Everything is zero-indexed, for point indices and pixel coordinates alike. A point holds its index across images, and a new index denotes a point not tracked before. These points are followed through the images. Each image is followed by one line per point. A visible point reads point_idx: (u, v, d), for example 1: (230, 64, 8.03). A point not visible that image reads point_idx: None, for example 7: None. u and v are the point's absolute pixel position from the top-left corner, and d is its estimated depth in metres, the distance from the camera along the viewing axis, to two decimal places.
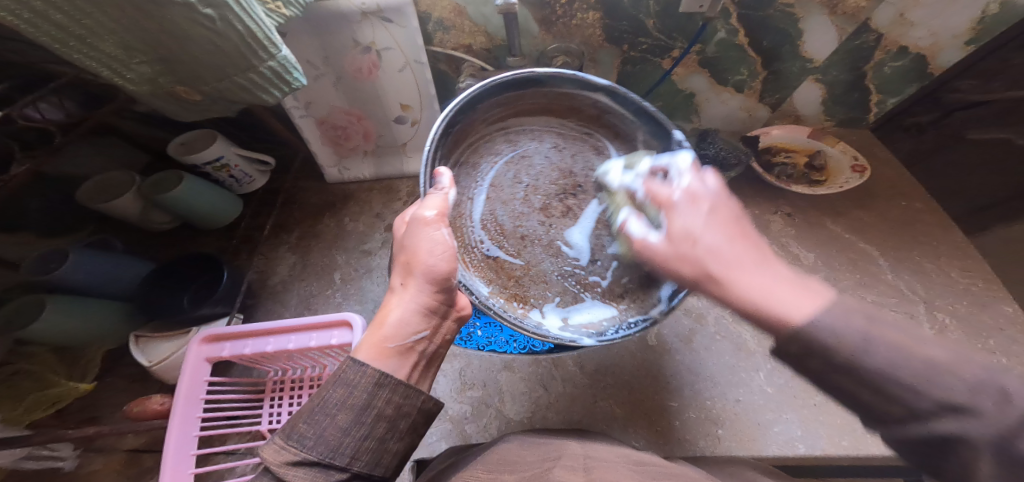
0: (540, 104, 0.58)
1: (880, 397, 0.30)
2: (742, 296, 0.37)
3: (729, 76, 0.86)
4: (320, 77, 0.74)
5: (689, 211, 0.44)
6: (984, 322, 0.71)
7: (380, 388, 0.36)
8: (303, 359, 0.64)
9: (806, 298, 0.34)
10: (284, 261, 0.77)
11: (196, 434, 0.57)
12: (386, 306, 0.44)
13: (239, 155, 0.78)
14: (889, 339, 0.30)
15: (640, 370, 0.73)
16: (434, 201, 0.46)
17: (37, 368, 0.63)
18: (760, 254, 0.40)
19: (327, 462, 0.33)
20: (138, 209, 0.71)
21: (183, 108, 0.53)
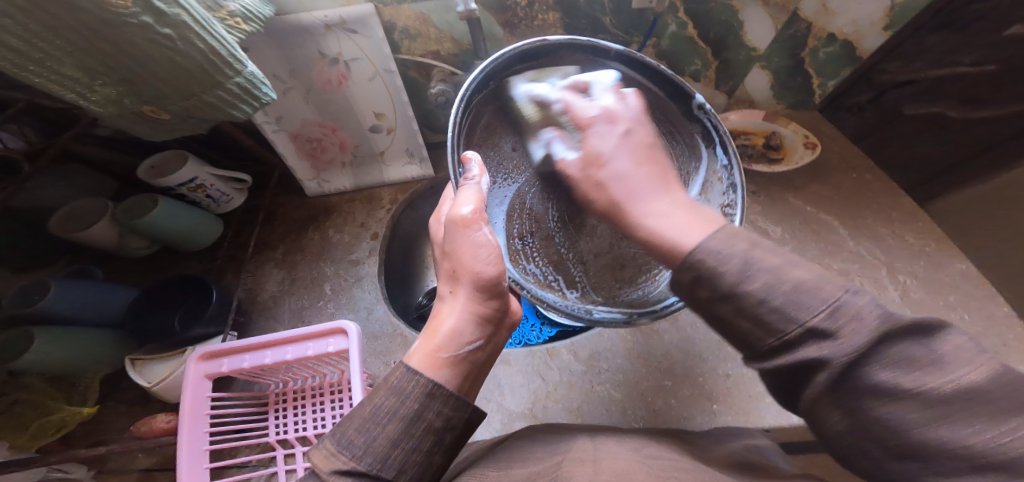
0: (551, 78, 0.55)
1: (756, 325, 0.33)
2: (631, 222, 0.42)
3: (684, 66, 0.92)
4: (288, 91, 0.75)
5: (605, 130, 0.46)
6: (941, 280, 0.78)
7: (432, 398, 0.38)
8: (302, 369, 0.64)
9: (698, 228, 0.38)
10: (272, 277, 0.76)
11: (207, 448, 0.56)
12: (438, 315, 0.45)
13: (213, 174, 0.76)
14: (824, 291, 0.31)
15: (633, 353, 0.76)
16: (468, 195, 0.46)
17: (34, 397, 0.59)
18: (664, 182, 0.43)
19: (374, 473, 0.35)
20: (113, 233, 0.68)
21: (150, 127, 0.52)
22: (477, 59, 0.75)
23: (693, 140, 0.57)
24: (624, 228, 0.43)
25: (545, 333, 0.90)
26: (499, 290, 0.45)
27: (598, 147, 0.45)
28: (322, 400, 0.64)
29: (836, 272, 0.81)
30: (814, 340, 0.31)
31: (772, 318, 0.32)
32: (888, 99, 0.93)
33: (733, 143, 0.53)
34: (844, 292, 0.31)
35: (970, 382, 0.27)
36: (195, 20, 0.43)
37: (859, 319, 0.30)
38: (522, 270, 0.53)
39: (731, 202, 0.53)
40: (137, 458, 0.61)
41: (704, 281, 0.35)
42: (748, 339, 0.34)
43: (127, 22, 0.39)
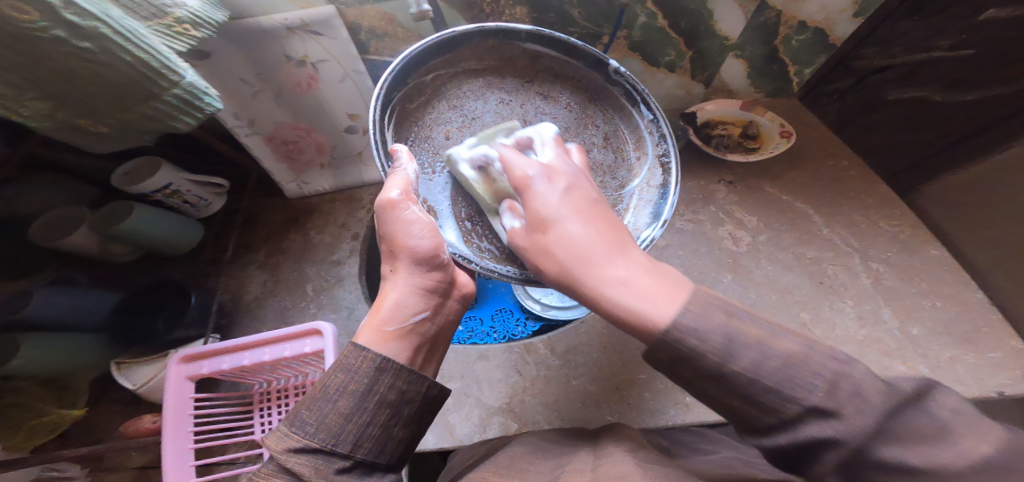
0: (475, 64, 0.61)
1: (756, 407, 0.33)
2: (592, 290, 0.40)
3: (659, 57, 0.91)
4: (256, 94, 0.74)
5: (547, 190, 0.46)
6: (913, 267, 0.79)
7: (382, 372, 0.41)
8: (285, 370, 0.68)
9: (666, 300, 0.36)
10: (255, 279, 0.78)
11: (192, 447, 0.60)
12: (384, 294, 0.51)
13: (190, 180, 0.78)
14: (743, 336, 0.33)
15: (608, 347, 0.79)
16: (398, 180, 0.49)
17: (25, 401, 0.63)
18: (618, 243, 0.42)
19: (329, 450, 0.37)
20: (94, 238, 0.71)
21: (94, 139, 0.54)
22: None
23: (615, 103, 0.64)
24: (580, 297, 0.41)
25: (530, 327, 0.91)
26: (439, 264, 0.51)
27: (541, 208, 0.45)
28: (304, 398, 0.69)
29: (808, 261, 0.82)
30: (815, 419, 0.31)
31: (775, 400, 0.32)
32: (868, 85, 0.92)
33: (651, 98, 0.60)
34: (833, 361, 0.32)
35: (984, 455, 0.28)
36: (119, 32, 0.44)
37: (859, 396, 0.31)
38: (474, 249, 0.55)
39: (665, 151, 0.59)
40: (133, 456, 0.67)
41: (685, 362, 0.34)
42: (745, 418, 0.34)
43: (40, 37, 0.40)
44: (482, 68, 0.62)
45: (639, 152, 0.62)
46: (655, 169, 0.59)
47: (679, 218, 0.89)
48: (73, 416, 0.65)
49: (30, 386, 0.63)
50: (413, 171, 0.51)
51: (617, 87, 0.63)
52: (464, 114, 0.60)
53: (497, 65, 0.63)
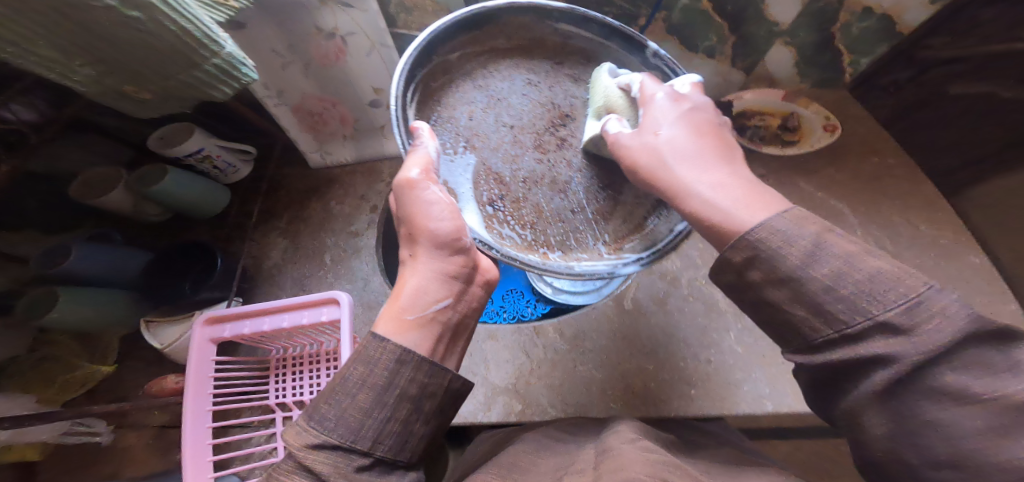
0: (500, 43, 0.60)
1: (813, 314, 0.35)
2: (685, 194, 0.44)
3: (698, 42, 0.87)
4: (287, 65, 0.75)
5: (670, 109, 0.49)
6: (947, 273, 0.75)
7: (402, 365, 0.40)
8: (301, 337, 0.70)
9: (755, 209, 0.40)
10: (275, 245, 0.81)
11: (211, 409, 0.62)
12: (403, 279, 0.49)
13: (220, 145, 0.80)
14: (841, 250, 0.35)
15: (618, 335, 0.78)
16: (418, 158, 0.47)
17: (62, 353, 0.70)
18: (722, 165, 0.45)
19: (349, 445, 0.37)
20: (125, 198, 0.74)
21: (135, 103, 0.57)
22: None
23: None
24: (670, 199, 0.46)
25: (539, 309, 0.93)
26: (462, 249, 0.48)
27: (655, 118, 0.48)
28: (317, 368, 0.71)
29: None
30: (882, 334, 0.32)
31: (841, 309, 0.34)
32: (930, 78, 0.85)
33: (696, 82, 0.55)
34: (927, 288, 0.32)
35: None
36: (167, 2, 0.43)
37: (945, 316, 0.31)
38: (497, 236, 0.51)
39: None
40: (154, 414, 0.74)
41: (760, 262, 0.37)
42: (801, 329, 0.37)
43: (94, 6, 0.40)
44: (509, 48, 0.60)
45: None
46: None
47: None
48: (103, 373, 0.71)
49: (66, 341, 0.71)
50: (434, 150, 0.49)
51: (656, 70, 0.58)
52: (489, 94, 0.57)
53: (523, 46, 0.60)
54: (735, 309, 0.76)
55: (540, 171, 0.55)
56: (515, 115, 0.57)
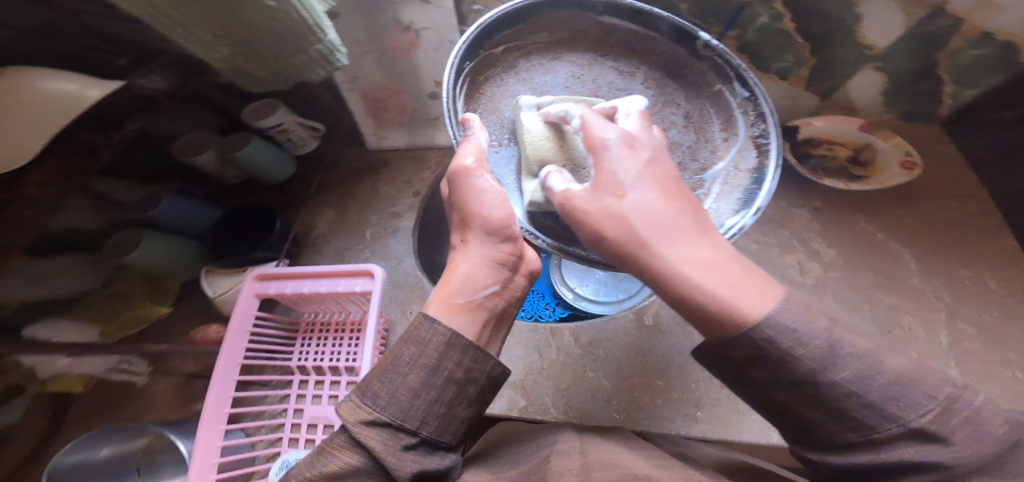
0: (546, 37, 0.62)
1: (833, 418, 0.34)
2: (665, 268, 0.41)
3: (772, 62, 0.83)
4: (364, 54, 0.81)
5: (618, 156, 0.47)
6: (1010, 334, 0.69)
7: (451, 348, 0.44)
8: (332, 305, 0.77)
9: (750, 295, 0.37)
10: (324, 216, 0.88)
11: (240, 362, 0.68)
12: (454, 263, 0.54)
13: (298, 122, 0.90)
14: (850, 348, 0.34)
15: (632, 348, 0.77)
16: (470, 148, 0.53)
17: (127, 290, 0.77)
18: (691, 224, 0.43)
19: (398, 424, 0.41)
20: (215, 164, 0.87)
21: (249, 77, 0.68)
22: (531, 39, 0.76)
23: (701, 80, 0.62)
24: (643, 272, 0.43)
25: (557, 312, 0.93)
26: (510, 238, 0.53)
27: (616, 177, 0.46)
28: (340, 335, 0.77)
29: (882, 307, 0.73)
30: (911, 441, 0.32)
31: (869, 416, 0.33)
32: None
33: (749, 71, 0.57)
34: (951, 387, 0.33)
35: None
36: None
37: (975, 424, 0.31)
38: (538, 224, 0.57)
39: (763, 131, 0.57)
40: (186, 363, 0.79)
41: (768, 360, 0.35)
42: (822, 432, 0.35)
43: None
44: (552, 42, 0.63)
45: (727, 133, 0.60)
46: (748, 151, 0.57)
47: (745, 235, 0.83)
48: (159, 313, 0.80)
49: (134, 279, 0.78)
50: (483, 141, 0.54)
51: (705, 59, 0.60)
52: (532, 89, 0.61)
53: (568, 37, 0.63)
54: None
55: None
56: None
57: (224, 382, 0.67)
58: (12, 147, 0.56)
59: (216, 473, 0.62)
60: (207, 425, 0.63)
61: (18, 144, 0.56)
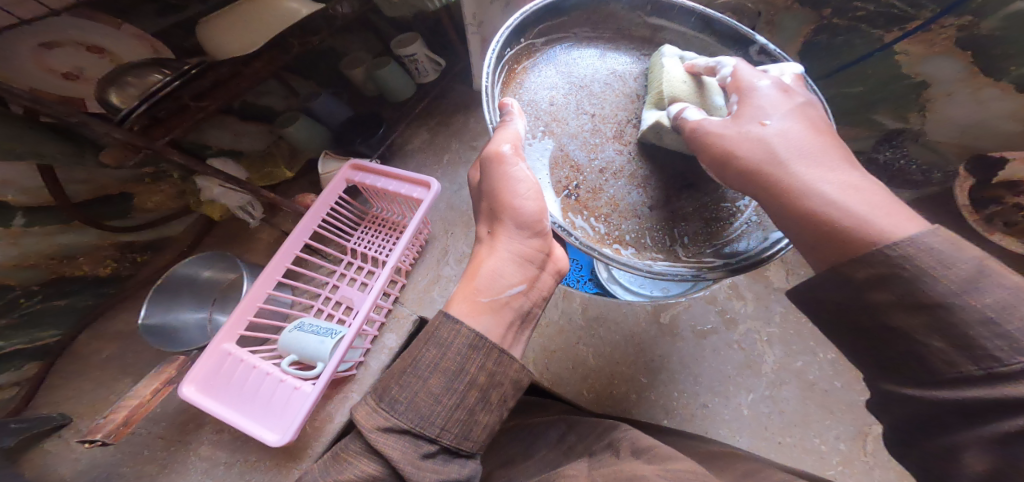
0: (588, 33, 0.59)
1: (954, 347, 0.29)
2: (802, 198, 0.37)
3: (1011, 66, 0.63)
4: (494, 1, 0.86)
5: (766, 93, 0.43)
6: None
7: (474, 351, 0.40)
8: (395, 207, 0.92)
9: (897, 219, 0.33)
10: (419, 136, 1.08)
11: (313, 228, 0.88)
12: (478, 256, 0.49)
13: (427, 55, 1.03)
14: (1004, 278, 0.28)
15: (634, 338, 0.74)
16: (510, 134, 0.47)
17: (278, 155, 1.06)
18: (836, 160, 0.38)
19: (417, 432, 0.37)
20: (362, 77, 1.05)
21: (392, 4, 1.01)
22: None
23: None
24: (774, 203, 0.39)
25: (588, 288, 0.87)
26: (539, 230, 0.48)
27: (762, 107, 0.42)
28: (393, 232, 0.94)
29: None
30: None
31: (1000, 347, 0.27)
32: None
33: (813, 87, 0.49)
34: None
35: None
36: None
37: None
38: (568, 224, 0.49)
39: None
40: (287, 223, 1.05)
41: (892, 282, 0.31)
42: (931, 364, 0.30)
43: None
44: (594, 37, 0.59)
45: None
46: None
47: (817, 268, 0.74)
48: (283, 175, 1.06)
49: (284, 148, 1.06)
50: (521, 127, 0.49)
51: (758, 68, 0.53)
52: (570, 79, 0.56)
53: (612, 37, 0.59)
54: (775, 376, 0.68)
55: (618, 163, 0.52)
56: (596, 104, 0.55)
57: (295, 241, 0.86)
58: (251, 38, 0.78)
59: (252, 316, 0.80)
60: (268, 274, 0.82)
61: (255, 37, 0.78)
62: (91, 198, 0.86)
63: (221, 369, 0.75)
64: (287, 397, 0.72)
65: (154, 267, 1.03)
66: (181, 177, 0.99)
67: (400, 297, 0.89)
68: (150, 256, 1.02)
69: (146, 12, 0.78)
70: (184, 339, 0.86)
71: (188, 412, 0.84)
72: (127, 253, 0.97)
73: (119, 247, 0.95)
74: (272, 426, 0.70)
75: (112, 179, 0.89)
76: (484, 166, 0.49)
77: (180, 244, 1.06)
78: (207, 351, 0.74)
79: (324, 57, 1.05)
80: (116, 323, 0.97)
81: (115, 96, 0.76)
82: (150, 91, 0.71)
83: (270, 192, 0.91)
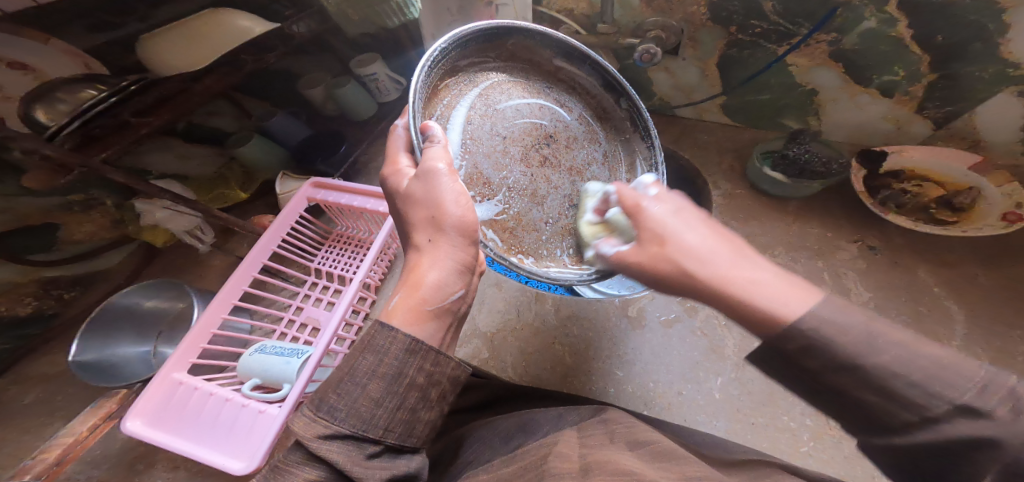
0: (503, 59, 0.57)
1: (886, 400, 0.26)
2: (740, 299, 0.31)
3: (879, 74, 0.77)
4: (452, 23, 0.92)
5: (654, 203, 0.38)
6: None
7: (413, 355, 0.34)
8: (362, 224, 0.91)
9: (800, 295, 0.29)
10: (383, 154, 1.08)
11: (273, 248, 0.84)
12: (416, 268, 0.40)
13: (388, 75, 1.07)
14: (891, 336, 0.26)
15: (606, 334, 0.78)
16: (439, 152, 0.42)
17: (229, 176, 1.02)
18: (742, 256, 0.33)
19: (360, 435, 0.31)
20: (322, 97, 1.06)
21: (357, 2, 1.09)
22: (602, 23, 0.86)
23: (620, 126, 0.64)
24: (710, 302, 0.33)
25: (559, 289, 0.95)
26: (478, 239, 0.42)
27: (663, 225, 0.36)
28: (359, 249, 0.93)
29: None
30: None
31: None
32: None
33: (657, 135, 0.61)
34: None
35: None
36: None
37: None
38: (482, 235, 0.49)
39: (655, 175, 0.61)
40: (240, 248, 1.01)
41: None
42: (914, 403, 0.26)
43: None
44: (507, 67, 0.58)
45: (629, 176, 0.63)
46: None
47: (769, 256, 0.83)
48: (239, 197, 1.02)
49: (236, 170, 1.02)
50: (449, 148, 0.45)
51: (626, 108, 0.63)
52: (487, 108, 0.53)
53: (523, 66, 0.59)
54: (738, 359, 0.74)
55: (525, 183, 0.54)
56: (509, 128, 0.54)
57: (253, 262, 0.82)
58: (196, 53, 0.76)
59: (206, 343, 0.75)
60: (222, 297, 0.77)
61: (207, 51, 0.77)
62: (7, 229, 0.81)
63: (171, 400, 0.69)
64: (252, 422, 0.67)
65: (84, 304, 0.96)
66: (115, 203, 0.93)
67: (371, 315, 0.87)
68: (78, 292, 0.95)
69: (77, 28, 0.77)
70: (126, 373, 0.80)
71: (134, 450, 0.78)
72: (50, 289, 0.90)
73: (39, 283, 0.88)
74: (234, 455, 0.65)
75: (34, 209, 0.83)
76: (414, 177, 0.43)
77: (113, 278, 0.98)
78: (155, 381, 0.69)
79: (279, 77, 1.06)
80: (41, 366, 0.88)
81: (41, 113, 0.68)
82: (82, 107, 0.65)
83: (223, 213, 0.85)
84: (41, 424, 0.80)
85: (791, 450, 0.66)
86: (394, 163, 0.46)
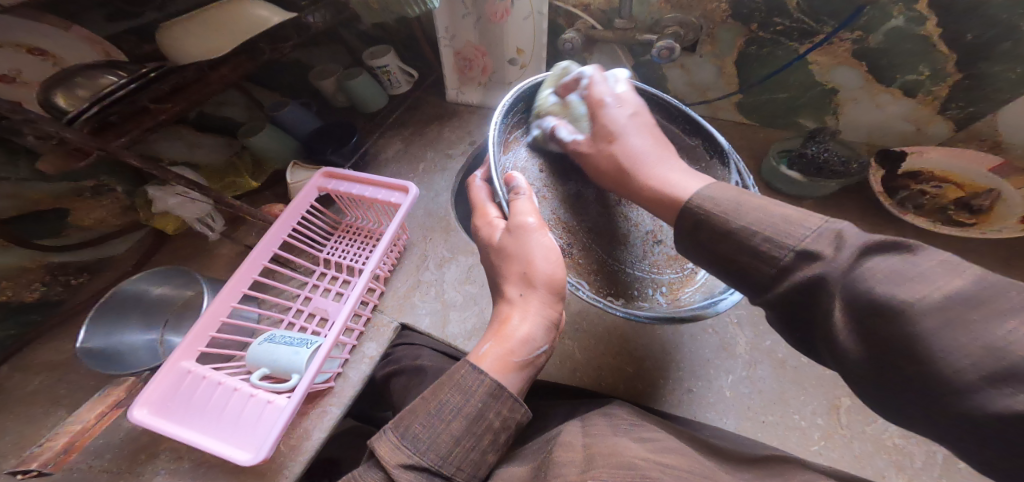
0: None
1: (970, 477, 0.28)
2: (642, 178, 0.49)
3: (901, 74, 0.77)
4: (467, 15, 0.92)
5: (617, 111, 0.54)
6: None
7: (494, 400, 0.40)
8: (372, 215, 0.91)
9: (696, 182, 0.45)
10: (392, 146, 1.07)
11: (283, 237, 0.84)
12: (507, 319, 0.48)
13: (399, 68, 1.07)
14: (754, 204, 0.39)
15: (617, 331, 0.78)
16: (526, 206, 0.49)
17: (240, 165, 1.00)
18: (664, 154, 0.51)
19: (435, 469, 0.38)
20: (333, 88, 1.05)
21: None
22: (619, 18, 0.85)
23: (697, 155, 0.64)
24: (629, 186, 0.50)
25: None
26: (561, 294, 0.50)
27: (610, 124, 0.54)
28: (369, 240, 0.92)
29: None
30: None
31: None
32: None
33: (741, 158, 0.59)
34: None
35: None
36: None
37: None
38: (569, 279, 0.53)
39: None
40: (248, 238, 1.00)
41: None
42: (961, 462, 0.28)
43: None
44: None
45: None
46: None
47: None
48: (249, 186, 0.99)
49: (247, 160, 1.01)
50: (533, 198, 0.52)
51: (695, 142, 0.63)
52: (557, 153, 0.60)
53: None
54: (749, 357, 0.73)
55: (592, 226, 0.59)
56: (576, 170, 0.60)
57: (263, 251, 0.82)
58: (213, 41, 0.73)
59: (214, 332, 0.75)
60: (232, 285, 0.77)
61: (220, 37, 0.73)
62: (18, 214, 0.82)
63: (180, 388, 0.69)
64: (259, 413, 0.66)
65: (90, 290, 0.96)
66: (125, 191, 0.95)
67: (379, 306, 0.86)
68: (87, 279, 0.96)
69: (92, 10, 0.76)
70: (131, 360, 0.79)
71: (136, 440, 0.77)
72: (59, 275, 0.91)
73: (47, 269, 0.89)
74: (241, 444, 0.64)
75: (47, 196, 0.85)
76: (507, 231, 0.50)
77: (121, 265, 0.98)
78: (163, 369, 0.69)
79: (291, 67, 1.06)
80: (45, 354, 0.87)
81: (62, 98, 0.66)
82: (101, 93, 0.64)
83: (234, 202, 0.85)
84: (44, 412, 0.78)
85: (801, 448, 0.65)
86: (488, 215, 0.56)
